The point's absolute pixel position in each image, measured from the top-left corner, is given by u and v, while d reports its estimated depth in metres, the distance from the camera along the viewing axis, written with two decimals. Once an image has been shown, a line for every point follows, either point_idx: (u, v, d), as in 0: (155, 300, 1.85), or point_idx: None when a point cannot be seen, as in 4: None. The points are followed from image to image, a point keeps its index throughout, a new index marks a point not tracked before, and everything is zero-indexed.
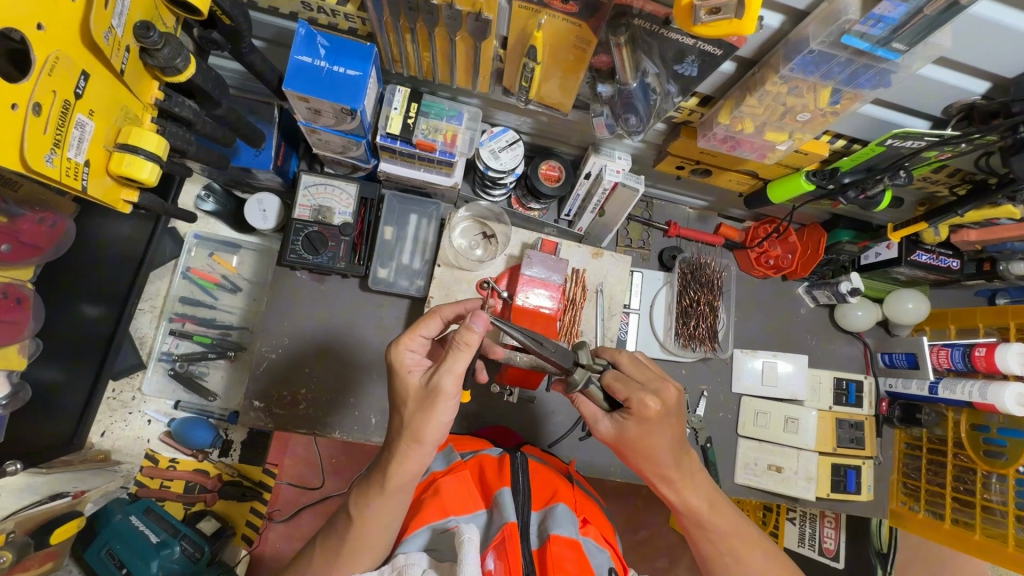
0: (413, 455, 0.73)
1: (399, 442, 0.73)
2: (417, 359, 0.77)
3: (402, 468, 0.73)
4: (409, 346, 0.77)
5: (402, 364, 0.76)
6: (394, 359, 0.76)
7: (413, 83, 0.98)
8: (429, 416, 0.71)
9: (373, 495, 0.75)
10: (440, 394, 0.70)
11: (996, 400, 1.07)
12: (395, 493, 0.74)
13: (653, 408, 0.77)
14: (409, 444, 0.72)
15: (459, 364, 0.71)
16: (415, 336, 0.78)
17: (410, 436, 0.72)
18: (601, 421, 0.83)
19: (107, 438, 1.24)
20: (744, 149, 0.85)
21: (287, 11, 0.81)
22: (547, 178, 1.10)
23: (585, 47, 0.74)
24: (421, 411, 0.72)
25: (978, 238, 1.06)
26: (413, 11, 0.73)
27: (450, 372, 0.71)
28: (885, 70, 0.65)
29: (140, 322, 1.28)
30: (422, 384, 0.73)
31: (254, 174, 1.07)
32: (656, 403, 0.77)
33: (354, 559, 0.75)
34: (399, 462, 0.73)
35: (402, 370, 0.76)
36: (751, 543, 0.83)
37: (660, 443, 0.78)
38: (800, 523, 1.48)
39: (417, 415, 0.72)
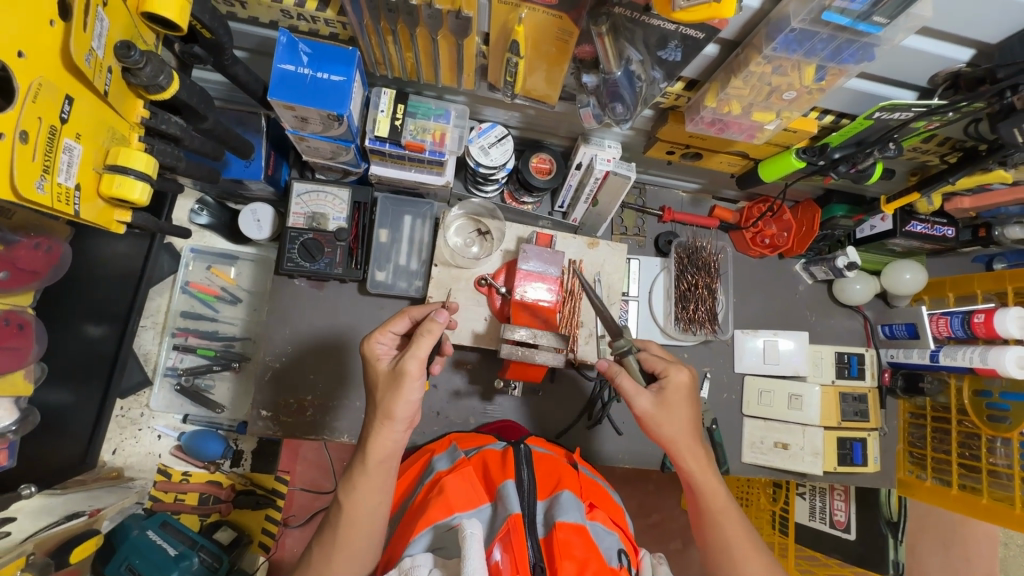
0: (386, 431, 0.77)
1: (373, 421, 0.78)
2: (386, 350, 0.84)
3: (378, 442, 0.77)
4: (380, 338, 0.84)
5: (375, 355, 0.83)
6: (367, 352, 0.84)
7: (399, 84, 0.98)
8: (397, 395, 0.77)
9: (358, 475, 0.77)
10: (405, 376, 0.77)
11: (997, 364, 1.07)
12: (376, 470, 0.77)
13: (682, 379, 0.84)
14: (382, 421, 0.78)
15: (422, 348, 0.77)
16: (386, 331, 0.85)
17: (382, 414, 0.77)
18: (637, 398, 0.82)
19: (118, 456, 1.26)
20: (733, 131, 0.85)
21: (266, 20, 0.80)
22: (539, 171, 1.11)
23: (567, 38, 0.73)
24: (390, 390, 0.78)
25: (972, 205, 1.06)
26: (393, 13, 0.73)
27: (414, 357, 0.77)
28: (868, 44, 0.64)
29: (144, 339, 1.29)
30: (391, 367, 0.79)
31: (244, 185, 1.07)
32: (687, 374, 0.85)
33: (347, 547, 0.75)
34: (374, 437, 0.78)
35: (374, 361, 0.83)
36: (760, 546, 0.79)
37: (689, 411, 0.83)
38: (810, 496, 1.52)
39: (388, 394, 0.78)
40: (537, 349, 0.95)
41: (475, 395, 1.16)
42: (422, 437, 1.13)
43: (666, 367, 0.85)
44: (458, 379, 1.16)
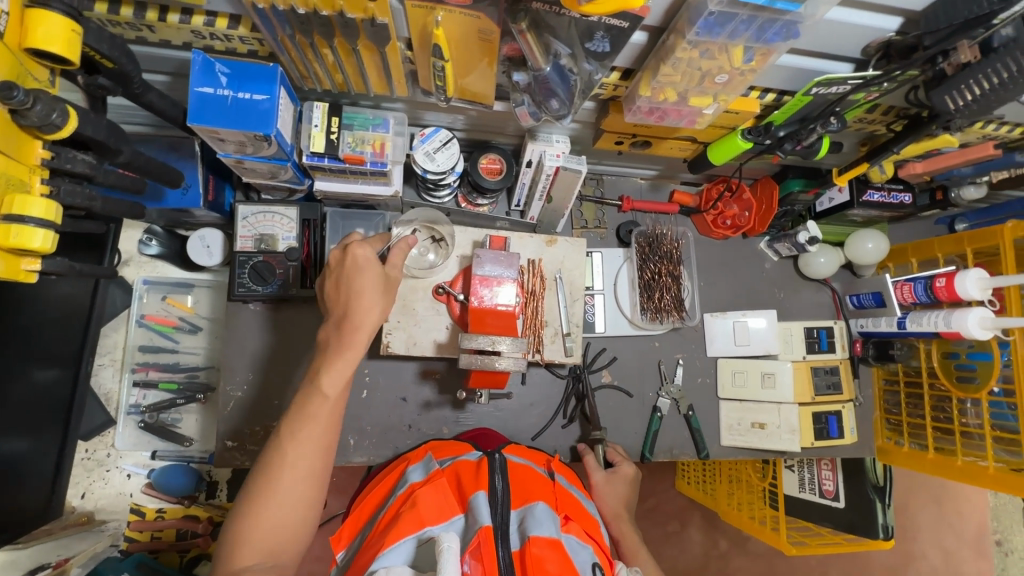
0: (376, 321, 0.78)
1: (370, 314, 0.77)
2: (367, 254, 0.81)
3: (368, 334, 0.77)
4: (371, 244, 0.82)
5: (365, 259, 0.78)
6: (357, 253, 0.78)
7: (333, 96, 0.95)
8: (393, 293, 0.81)
9: (340, 362, 0.75)
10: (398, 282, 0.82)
11: (961, 328, 1.06)
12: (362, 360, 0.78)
13: (625, 467, 1.08)
14: (373, 316, 0.78)
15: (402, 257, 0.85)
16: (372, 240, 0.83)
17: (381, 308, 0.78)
18: (591, 471, 1.06)
19: (88, 500, 1.22)
20: (672, 119, 0.84)
21: (179, 43, 0.77)
22: (489, 172, 1.08)
23: (489, 38, 0.71)
24: (384, 291, 0.79)
25: (924, 170, 1.05)
26: (306, 25, 0.70)
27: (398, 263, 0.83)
28: (791, 21, 0.63)
29: (103, 377, 1.25)
30: (383, 269, 0.80)
31: (186, 212, 1.04)
32: (633, 468, 1.09)
33: (310, 439, 0.73)
34: (364, 329, 0.77)
35: (365, 264, 0.78)
36: None
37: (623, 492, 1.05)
38: (798, 468, 1.47)
39: (382, 294, 0.79)
40: (499, 355, 0.94)
41: (446, 405, 1.14)
42: (396, 453, 1.11)
43: (613, 456, 1.11)
44: (428, 391, 1.14)
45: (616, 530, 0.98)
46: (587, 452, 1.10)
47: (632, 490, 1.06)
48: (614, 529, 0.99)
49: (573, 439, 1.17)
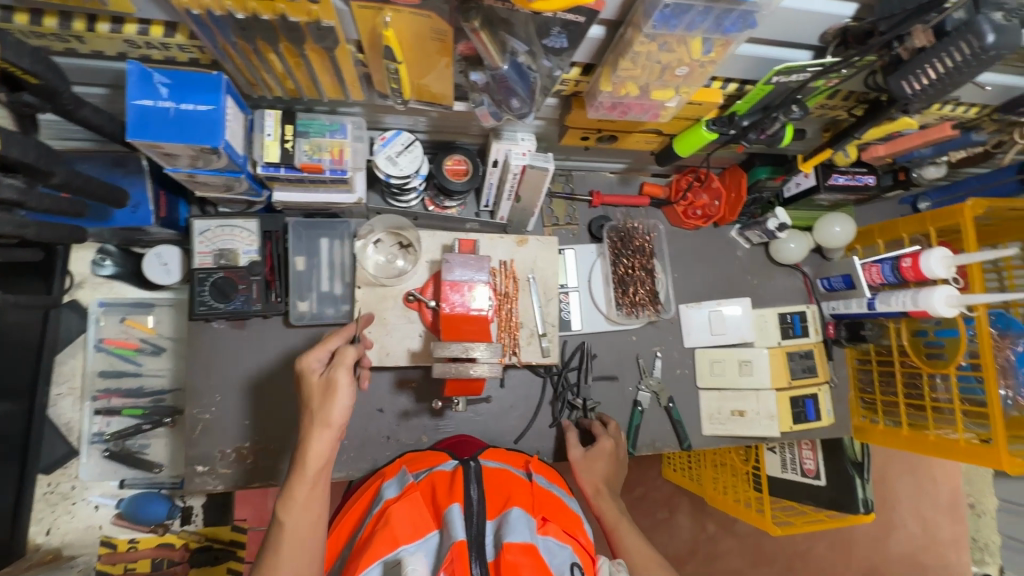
0: (323, 437, 0.76)
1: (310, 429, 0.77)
2: (321, 366, 0.82)
3: (318, 450, 0.76)
4: (318, 355, 0.82)
5: (308, 372, 0.81)
6: (300, 367, 0.81)
7: (286, 103, 0.91)
8: (332, 401, 0.77)
9: (293, 485, 0.75)
10: (337, 386, 0.77)
11: (928, 306, 1.08)
12: (316, 479, 0.76)
13: (604, 440, 1.09)
14: (320, 430, 0.76)
15: (350, 358, 0.81)
16: (324, 348, 0.83)
17: (319, 422, 0.76)
18: (570, 447, 1.09)
19: (54, 535, 1.16)
20: (635, 113, 0.83)
21: (112, 53, 0.72)
22: (455, 174, 1.06)
23: (443, 38, 0.69)
24: (323, 401, 0.78)
25: (886, 152, 1.06)
26: (247, 31, 0.66)
27: (341, 365, 0.79)
28: (748, 11, 0.62)
29: (62, 407, 1.19)
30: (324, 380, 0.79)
31: (138, 230, 0.99)
32: (611, 442, 1.08)
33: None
34: (312, 445, 0.76)
35: (306, 377, 0.81)
36: None
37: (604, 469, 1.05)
38: (779, 450, 1.45)
39: (322, 405, 0.77)
40: (474, 362, 0.92)
41: (425, 413, 1.12)
42: (375, 465, 1.09)
43: (596, 428, 1.12)
44: (405, 400, 1.11)
45: (596, 506, 1.00)
46: (570, 429, 1.12)
47: (615, 464, 1.07)
48: (596, 506, 1.00)
49: (555, 439, 1.16)
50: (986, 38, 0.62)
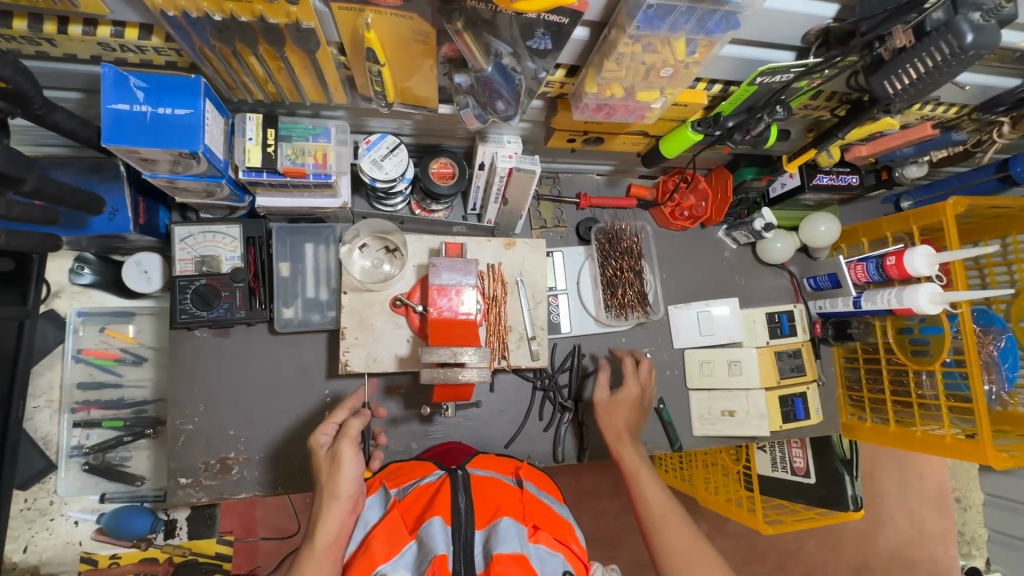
0: (334, 513, 0.73)
1: (320, 503, 0.74)
2: (330, 440, 0.80)
3: (328, 525, 0.73)
4: (326, 429, 0.80)
5: (316, 448, 0.78)
6: (309, 444, 0.79)
7: (267, 106, 0.89)
8: (339, 474, 0.74)
9: (303, 564, 0.71)
10: (343, 459, 0.75)
11: (912, 302, 1.09)
12: (326, 558, 0.71)
13: (631, 387, 1.06)
14: (330, 504, 0.74)
15: (356, 429, 0.78)
16: (331, 422, 0.81)
17: (329, 496, 0.74)
18: (597, 388, 1.07)
19: (31, 553, 1.13)
20: (621, 114, 0.82)
21: (85, 56, 0.70)
22: (441, 177, 1.05)
23: (425, 40, 0.68)
24: (330, 473, 0.75)
25: (869, 152, 1.08)
26: (225, 33, 0.65)
27: (346, 437, 0.77)
28: (730, 12, 0.62)
29: (39, 420, 1.16)
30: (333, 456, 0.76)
31: (117, 237, 0.97)
32: (637, 389, 1.06)
33: None
34: (322, 521, 0.73)
35: (314, 453, 0.78)
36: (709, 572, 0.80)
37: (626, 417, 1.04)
38: (770, 449, 1.45)
39: (329, 477, 0.75)
40: (462, 367, 0.91)
41: (414, 419, 1.10)
42: None
43: (624, 369, 1.08)
44: (393, 407, 1.10)
45: (617, 452, 0.99)
46: (603, 366, 1.09)
47: (638, 411, 1.05)
48: (618, 452, 0.99)
49: (546, 443, 1.15)
50: (965, 38, 0.63)
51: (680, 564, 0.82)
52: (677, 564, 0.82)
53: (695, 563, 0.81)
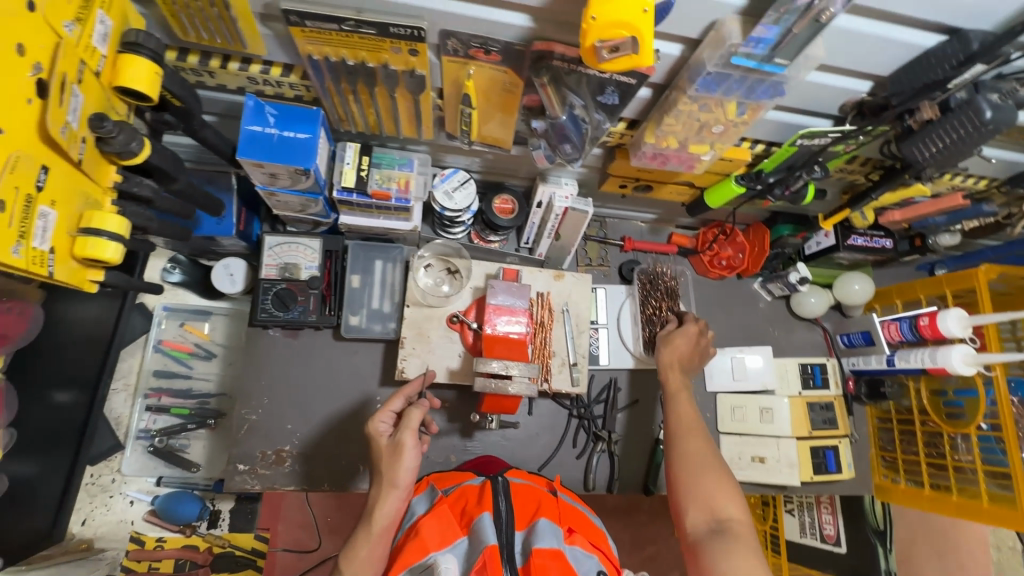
0: (392, 499, 0.81)
1: (379, 489, 0.82)
2: (388, 428, 0.88)
3: (385, 510, 0.80)
4: (382, 417, 0.88)
5: (376, 434, 0.86)
6: (369, 431, 0.87)
7: (363, 138, 1.04)
8: (398, 464, 0.82)
9: (360, 537, 0.80)
10: (404, 448, 0.82)
11: (946, 363, 1.12)
12: (380, 538, 0.80)
13: (691, 326, 1.11)
14: (387, 492, 0.81)
15: (416, 421, 0.85)
16: (388, 410, 0.88)
17: (387, 483, 0.81)
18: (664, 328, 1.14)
19: (88, 527, 1.21)
20: (674, 163, 0.93)
21: (233, 87, 0.86)
22: (502, 211, 1.16)
23: (513, 89, 0.81)
24: (390, 462, 0.83)
25: (902, 217, 1.15)
26: (352, 74, 0.79)
27: (407, 428, 0.84)
28: (777, 82, 0.73)
29: (115, 402, 1.26)
30: (392, 442, 0.84)
31: (216, 240, 1.11)
32: (694, 327, 1.11)
33: None
34: (380, 505, 0.81)
35: (375, 440, 0.86)
36: (721, 477, 0.89)
37: (685, 344, 1.09)
38: (798, 512, 1.52)
39: (389, 466, 0.82)
40: (511, 380, 0.98)
41: (456, 432, 1.17)
42: None
43: (687, 316, 1.14)
44: (437, 419, 1.17)
45: (663, 374, 1.06)
46: (671, 318, 1.17)
47: (694, 349, 1.09)
48: (663, 373, 1.07)
49: (578, 469, 1.19)
50: (984, 114, 0.72)
51: (689, 465, 0.91)
52: (687, 466, 0.91)
53: (705, 468, 0.90)
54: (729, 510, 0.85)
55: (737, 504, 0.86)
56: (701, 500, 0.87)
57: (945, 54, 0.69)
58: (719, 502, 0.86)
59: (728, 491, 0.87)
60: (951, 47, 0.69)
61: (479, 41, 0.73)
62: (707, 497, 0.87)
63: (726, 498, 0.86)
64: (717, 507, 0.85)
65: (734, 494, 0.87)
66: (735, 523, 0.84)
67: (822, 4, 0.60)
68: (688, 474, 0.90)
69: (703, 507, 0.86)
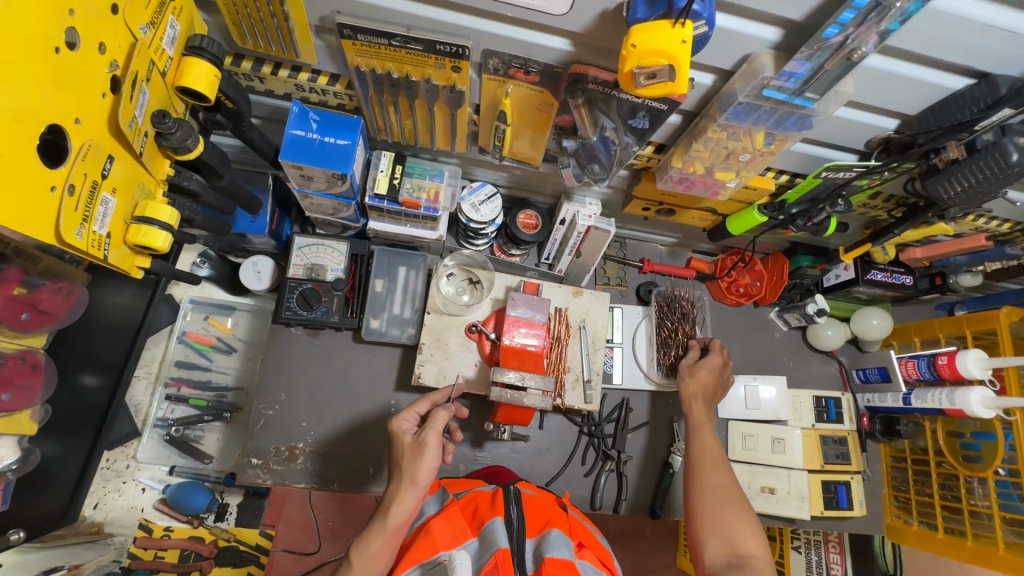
0: (410, 497, 0.80)
1: (398, 484, 0.81)
2: (411, 427, 0.88)
3: (402, 509, 0.80)
4: (406, 415, 0.88)
5: (399, 432, 0.87)
6: (393, 428, 0.87)
7: (397, 148, 1.08)
8: (420, 461, 0.82)
9: (373, 535, 0.79)
10: (428, 447, 0.82)
11: (964, 404, 1.10)
12: (394, 536, 0.79)
13: (715, 356, 1.11)
14: (406, 489, 0.81)
15: (440, 421, 0.85)
16: (411, 410, 0.90)
17: (407, 479, 0.81)
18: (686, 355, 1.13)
19: (99, 511, 1.24)
20: (699, 189, 0.95)
21: (281, 93, 0.91)
22: (526, 226, 1.19)
23: (548, 108, 0.84)
24: (412, 460, 0.83)
25: (924, 254, 1.16)
26: (395, 87, 0.83)
27: (432, 428, 0.84)
28: (806, 115, 0.75)
29: (136, 390, 1.30)
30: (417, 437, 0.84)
31: (248, 238, 1.14)
32: (718, 358, 1.10)
33: None
34: (397, 502, 0.80)
35: (399, 438, 0.86)
36: (741, 514, 0.89)
37: (708, 375, 1.08)
38: (806, 550, 1.45)
39: (411, 463, 0.83)
40: (526, 392, 0.99)
41: (466, 441, 1.17)
42: None
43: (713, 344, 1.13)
44: None
45: (686, 406, 1.07)
46: (693, 345, 1.15)
47: (717, 381, 1.09)
48: (686, 403, 1.07)
49: (585, 487, 1.19)
50: (1010, 157, 0.74)
51: (709, 498, 0.91)
52: (708, 498, 0.91)
53: (725, 503, 0.90)
54: (749, 547, 0.85)
55: (758, 541, 0.86)
56: (721, 534, 0.87)
57: (973, 96, 0.71)
58: (738, 538, 0.86)
59: (748, 527, 0.87)
60: (980, 90, 0.71)
61: (520, 62, 0.76)
62: (726, 532, 0.87)
63: (746, 535, 0.86)
64: (737, 543, 0.85)
65: (753, 531, 0.87)
66: (755, 560, 0.83)
67: (854, 44, 0.62)
68: (708, 507, 0.90)
69: (723, 541, 0.86)
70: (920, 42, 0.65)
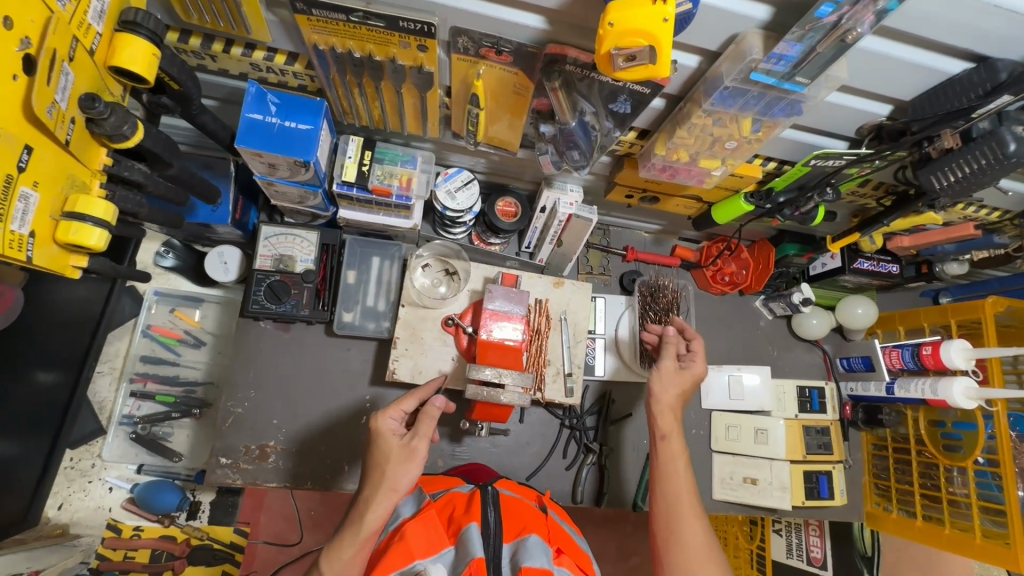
0: (386, 503, 0.77)
1: (376, 492, 0.77)
2: (397, 425, 0.84)
3: (374, 516, 0.76)
4: (392, 414, 0.84)
5: (385, 430, 0.82)
6: (377, 426, 0.83)
7: (366, 132, 1.02)
8: (409, 468, 0.79)
9: (347, 539, 0.76)
10: (417, 456, 0.80)
11: (947, 394, 1.10)
12: (368, 539, 0.76)
13: (697, 368, 1.01)
14: (385, 495, 0.77)
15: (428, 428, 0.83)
16: (398, 408, 0.86)
17: (387, 486, 0.78)
18: (665, 356, 1.01)
19: (64, 511, 1.20)
20: (683, 177, 0.91)
21: (236, 72, 0.84)
22: (504, 214, 1.14)
23: (524, 91, 0.78)
24: (398, 463, 0.79)
25: (911, 243, 1.13)
26: (358, 67, 0.77)
27: (420, 433, 0.82)
28: (795, 100, 0.71)
29: (100, 386, 1.25)
30: (405, 443, 0.81)
31: (211, 228, 1.08)
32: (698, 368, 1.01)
33: None
34: (371, 508, 0.76)
35: (382, 436, 0.82)
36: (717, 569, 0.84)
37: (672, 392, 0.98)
38: (786, 533, 1.48)
39: (395, 468, 0.79)
40: (503, 389, 0.96)
41: (444, 436, 1.14)
42: None
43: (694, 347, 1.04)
44: None
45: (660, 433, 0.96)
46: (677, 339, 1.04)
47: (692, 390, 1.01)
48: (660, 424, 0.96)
49: (566, 481, 1.17)
50: (1007, 147, 0.71)
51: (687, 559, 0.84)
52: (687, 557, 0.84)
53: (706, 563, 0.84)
54: None
55: None
56: None
57: (971, 82, 0.67)
58: None
59: None
60: (979, 76, 0.67)
61: (491, 41, 0.71)
62: None
63: None
64: None
65: None
66: None
67: (849, 24, 0.58)
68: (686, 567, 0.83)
69: None
70: (917, 23, 0.61)
